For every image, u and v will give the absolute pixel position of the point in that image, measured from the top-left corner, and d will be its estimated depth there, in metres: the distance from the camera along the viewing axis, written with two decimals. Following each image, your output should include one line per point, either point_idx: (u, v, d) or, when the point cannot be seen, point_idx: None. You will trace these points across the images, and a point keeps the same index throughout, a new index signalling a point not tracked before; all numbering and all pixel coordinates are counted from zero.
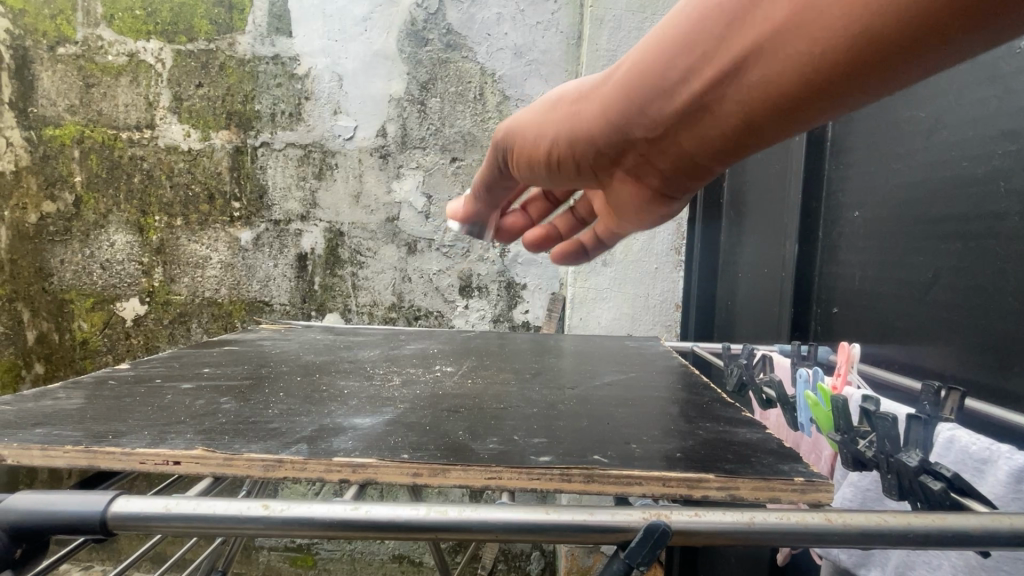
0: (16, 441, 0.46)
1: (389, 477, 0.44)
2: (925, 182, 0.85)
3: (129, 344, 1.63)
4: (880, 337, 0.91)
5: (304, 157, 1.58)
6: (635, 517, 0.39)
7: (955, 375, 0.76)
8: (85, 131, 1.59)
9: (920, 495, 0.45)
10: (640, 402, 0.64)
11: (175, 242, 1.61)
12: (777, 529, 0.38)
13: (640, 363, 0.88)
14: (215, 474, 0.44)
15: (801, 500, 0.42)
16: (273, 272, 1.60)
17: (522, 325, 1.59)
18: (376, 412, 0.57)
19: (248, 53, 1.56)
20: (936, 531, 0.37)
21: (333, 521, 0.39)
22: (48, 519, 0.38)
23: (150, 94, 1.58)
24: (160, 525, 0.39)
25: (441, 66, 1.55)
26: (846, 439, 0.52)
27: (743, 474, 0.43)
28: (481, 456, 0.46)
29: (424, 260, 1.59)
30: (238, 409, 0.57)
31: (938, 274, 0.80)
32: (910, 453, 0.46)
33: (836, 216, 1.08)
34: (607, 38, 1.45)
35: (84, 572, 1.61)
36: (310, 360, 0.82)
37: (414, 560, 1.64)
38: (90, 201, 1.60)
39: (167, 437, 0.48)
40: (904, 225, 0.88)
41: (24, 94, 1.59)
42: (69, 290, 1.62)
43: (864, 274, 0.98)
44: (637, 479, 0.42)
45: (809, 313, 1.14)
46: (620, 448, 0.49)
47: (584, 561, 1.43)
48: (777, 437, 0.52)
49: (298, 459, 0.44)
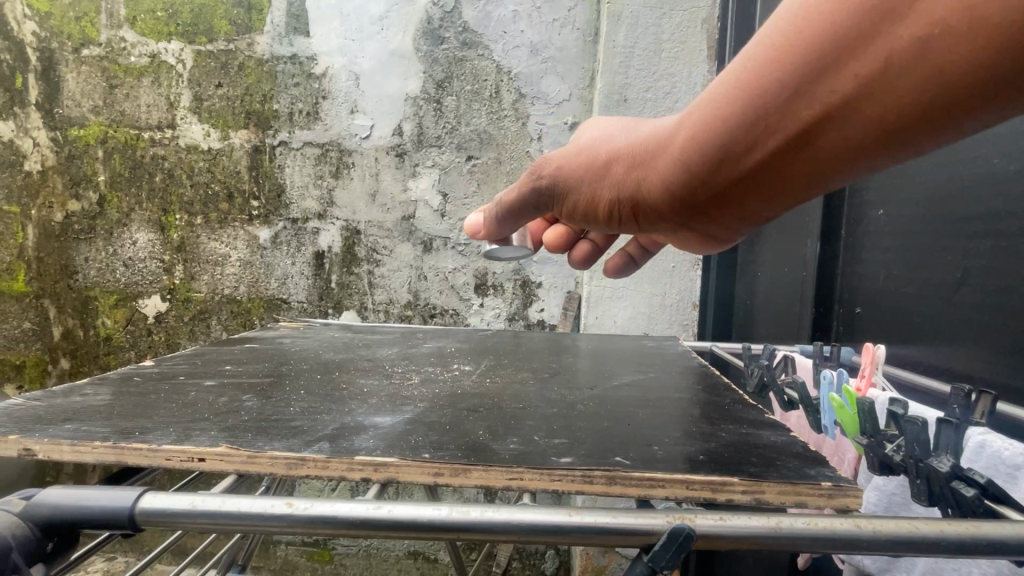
0: (47, 437, 0.47)
1: (411, 477, 0.44)
2: (953, 180, 0.83)
3: (151, 340, 1.66)
4: (906, 338, 0.89)
5: (321, 156, 1.59)
6: (659, 521, 0.38)
7: (985, 377, 0.74)
8: (108, 131, 1.62)
9: (950, 501, 0.44)
10: (660, 403, 0.64)
11: (195, 240, 1.63)
12: (804, 535, 0.38)
13: (659, 363, 0.87)
14: (239, 471, 0.45)
15: (828, 505, 0.41)
16: (291, 270, 1.62)
17: (537, 323, 1.59)
18: (395, 412, 0.57)
19: (266, 53, 1.58)
20: (970, 539, 0.36)
21: (357, 520, 0.39)
22: (81, 514, 0.39)
23: (171, 95, 1.60)
24: (187, 521, 0.39)
25: (458, 64, 1.55)
26: (873, 443, 0.51)
27: (768, 478, 0.42)
28: (502, 456, 0.45)
29: (440, 258, 1.59)
30: (260, 407, 0.57)
31: (967, 273, 0.78)
32: (940, 459, 0.45)
33: (859, 214, 1.06)
34: (624, 34, 1.44)
35: (108, 563, 1.65)
36: (329, 358, 0.83)
37: (429, 557, 1.65)
38: (113, 200, 1.63)
39: (192, 434, 0.49)
40: (931, 223, 0.86)
41: (50, 96, 1.63)
42: (93, 287, 1.65)
43: (888, 274, 0.96)
44: (660, 482, 0.42)
45: (831, 313, 1.12)
46: (642, 449, 0.48)
47: (600, 561, 1.43)
48: (801, 441, 0.51)
49: (320, 458, 0.44)
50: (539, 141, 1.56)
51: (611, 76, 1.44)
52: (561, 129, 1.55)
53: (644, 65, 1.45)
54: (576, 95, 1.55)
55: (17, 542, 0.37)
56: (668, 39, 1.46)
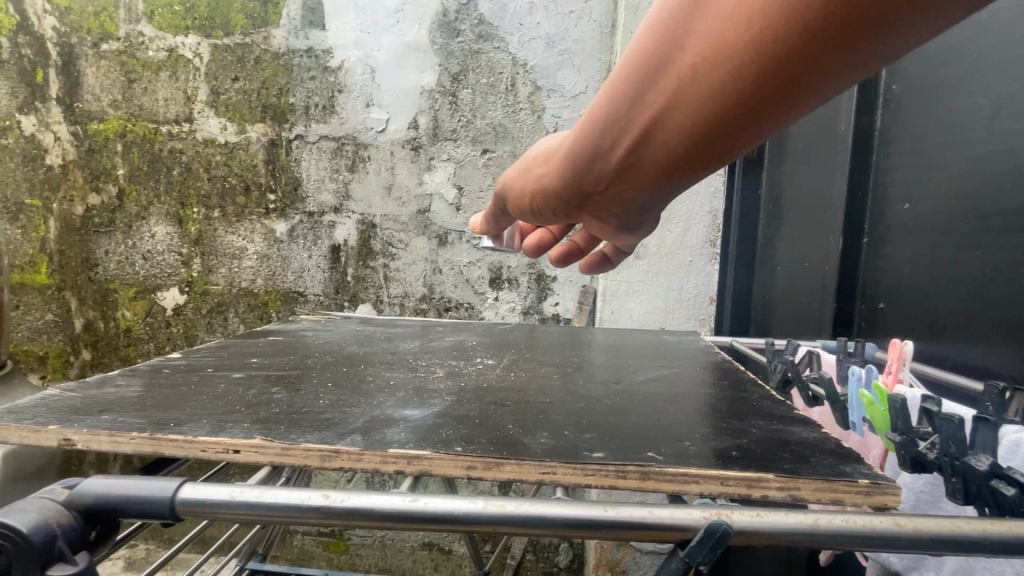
0: (85, 427, 0.48)
1: (443, 470, 0.44)
2: (983, 172, 0.81)
3: (169, 332, 1.68)
4: (933, 334, 0.88)
5: (337, 150, 1.60)
6: (696, 517, 0.38)
7: (1015, 373, 0.73)
8: (127, 125, 1.63)
9: (989, 500, 0.44)
10: (686, 398, 0.63)
11: (213, 234, 1.65)
12: (842, 532, 0.37)
13: (680, 358, 0.87)
14: (274, 462, 0.45)
15: (864, 502, 0.41)
16: (307, 264, 1.63)
17: (552, 318, 1.59)
18: (423, 405, 0.57)
19: (282, 47, 1.58)
20: (1012, 538, 0.35)
21: (392, 512, 0.39)
22: (123, 503, 0.40)
23: (188, 89, 1.61)
24: (226, 512, 0.40)
25: (473, 56, 1.55)
26: (905, 441, 0.50)
27: (804, 475, 0.42)
28: (534, 450, 0.46)
29: (455, 252, 1.59)
30: (289, 400, 0.58)
31: (997, 269, 0.77)
32: (978, 457, 0.44)
33: (883, 208, 1.04)
34: (642, 25, 1.42)
35: (131, 550, 1.68)
36: (352, 351, 0.83)
37: (444, 548, 1.66)
38: (132, 193, 1.65)
39: (225, 426, 0.50)
40: (960, 217, 0.84)
41: (71, 90, 1.64)
42: (113, 280, 1.68)
43: (913, 269, 0.94)
44: (694, 477, 0.42)
45: (853, 308, 1.10)
46: (673, 445, 0.48)
47: (614, 554, 1.43)
48: (833, 437, 0.51)
49: (354, 451, 0.45)
50: (555, 134, 1.55)
51: None
52: (577, 122, 1.54)
53: None
54: (592, 88, 1.53)
55: (62, 530, 0.38)
56: None
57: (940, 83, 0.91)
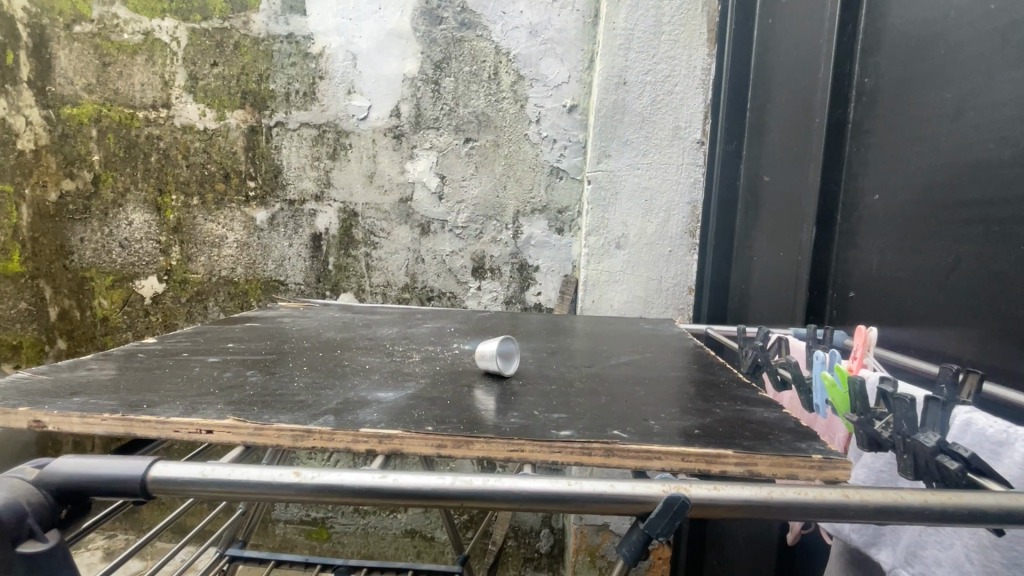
0: (56, 409, 0.49)
1: (414, 449, 0.45)
2: (948, 165, 0.83)
3: (148, 321, 1.66)
4: (898, 321, 0.91)
5: (318, 137, 1.58)
6: (655, 490, 0.40)
7: (973, 358, 0.76)
8: (102, 110, 1.60)
9: (935, 475, 0.45)
10: (657, 381, 0.65)
11: (191, 221, 1.63)
12: (793, 504, 0.39)
13: (654, 344, 0.89)
14: (246, 442, 0.46)
15: (817, 476, 0.43)
16: (288, 252, 1.62)
17: (534, 307, 1.60)
18: (397, 387, 0.58)
19: (262, 32, 1.56)
20: (951, 508, 0.38)
21: (362, 488, 0.40)
22: (94, 481, 0.40)
23: (165, 74, 1.58)
24: (195, 489, 0.40)
25: (456, 45, 1.54)
26: (863, 420, 0.52)
27: (761, 451, 0.44)
28: (503, 430, 0.47)
29: (437, 241, 1.59)
30: (264, 382, 0.59)
31: (959, 258, 0.79)
32: (927, 434, 0.46)
33: (855, 199, 1.06)
34: (625, 15, 1.42)
35: (110, 540, 1.67)
36: (329, 336, 0.84)
37: (426, 535, 1.67)
38: (108, 180, 1.62)
39: (199, 407, 0.50)
40: (925, 209, 0.87)
41: (42, 73, 1.60)
42: (89, 268, 1.65)
43: (882, 259, 0.97)
44: (656, 454, 0.44)
45: (825, 297, 1.13)
46: (638, 424, 0.50)
47: (593, 539, 1.45)
48: (793, 416, 0.53)
49: (326, 430, 0.46)
50: (537, 124, 1.55)
51: (610, 58, 1.43)
52: (559, 112, 1.55)
53: (644, 47, 1.43)
54: (575, 78, 1.54)
55: (31, 508, 0.38)
56: (669, 21, 1.44)
57: (909, 78, 0.93)
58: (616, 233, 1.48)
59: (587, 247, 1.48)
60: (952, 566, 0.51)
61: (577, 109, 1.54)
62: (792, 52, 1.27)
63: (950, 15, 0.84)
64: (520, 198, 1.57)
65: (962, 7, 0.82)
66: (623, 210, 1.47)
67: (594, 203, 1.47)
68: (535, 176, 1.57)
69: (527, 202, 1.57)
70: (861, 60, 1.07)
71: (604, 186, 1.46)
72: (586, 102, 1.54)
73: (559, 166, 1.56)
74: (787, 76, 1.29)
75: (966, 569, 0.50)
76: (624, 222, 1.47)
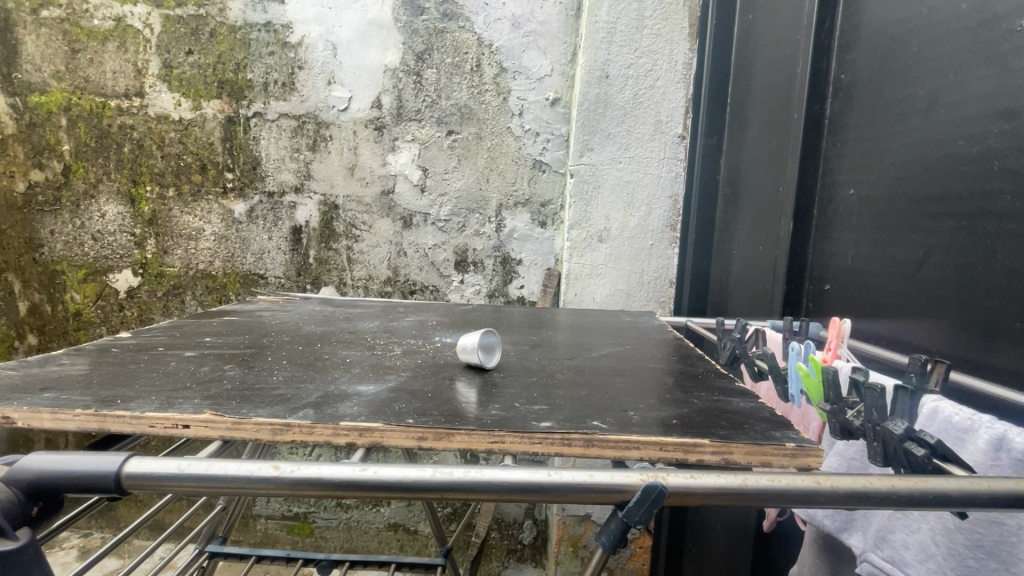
0: (26, 405, 0.48)
1: (396, 441, 0.46)
2: (919, 161, 0.85)
3: (122, 315, 1.63)
4: (870, 313, 0.93)
5: (298, 128, 1.56)
6: (633, 479, 0.41)
7: (940, 349, 0.79)
8: (72, 98, 1.55)
9: (903, 461, 0.46)
10: (636, 372, 0.66)
11: (168, 213, 1.59)
12: (768, 491, 0.40)
13: (635, 336, 0.90)
14: (224, 437, 0.46)
15: (791, 464, 0.44)
16: (267, 245, 1.59)
17: (517, 300, 1.60)
18: (378, 380, 0.58)
19: (239, 20, 1.53)
20: (918, 493, 0.39)
21: (341, 481, 0.40)
22: (64, 478, 0.39)
23: (138, 61, 1.54)
24: (171, 484, 0.40)
25: (438, 36, 1.52)
26: (835, 410, 0.53)
27: (737, 440, 0.45)
28: (484, 422, 0.47)
29: (419, 234, 1.58)
30: (242, 377, 0.58)
31: (929, 252, 0.81)
32: (895, 422, 0.47)
33: (831, 193, 1.08)
34: (607, 9, 1.42)
35: (85, 539, 1.64)
36: (310, 330, 0.83)
37: (409, 529, 1.67)
38: (79, 170, 1.58)
39: (175, 402, 0.50)
40: (897, 204, 0.89)
41: (8, 59, 1.55)
42: (61, 261, 1.61)
43: (855, 252, 0.99)
44: (635, 444, 0.45)
45: (801, 290, 1.15)
46: (618, 415, 0.51)
47: (576, 530, 1.47)
48: (767, 406, 0.54)
49: (305, 424, 0.46)
50: (520, 117, 1.55)
51: (592, 52, 1.43)
52: (542, 105, 1.54)
53: (626, 41, 1.44)
54: (557, 70, 1.53)
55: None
56: (651, 16, 1.44)
57: (884, 74, 0.94)
58: (599, 226, 1.49)
59: (569, 241, 1.49)
60: (919, 549, 0.53)
61: (560, 102, 1.54)
62: (772, 49, 1.28)
63: (924, 13, 0.86)
64: (503, 191, 1.57)
65: (934, 7, 0.84)
66: (606, 204, 1.48)
67: (577, 196, 1.47)
68: (517, 170, 1.57)
69: (509, 195, 1.57)
70: (838, 55, 1.08)
71: (586, 179, 1.47)
72: (569, 96, 1.54)
73: (542, 159, 1.56)
74: (767, 71, 1.30)
75: (933, 552, 0.52)
76: (607, 216, 1.48)
